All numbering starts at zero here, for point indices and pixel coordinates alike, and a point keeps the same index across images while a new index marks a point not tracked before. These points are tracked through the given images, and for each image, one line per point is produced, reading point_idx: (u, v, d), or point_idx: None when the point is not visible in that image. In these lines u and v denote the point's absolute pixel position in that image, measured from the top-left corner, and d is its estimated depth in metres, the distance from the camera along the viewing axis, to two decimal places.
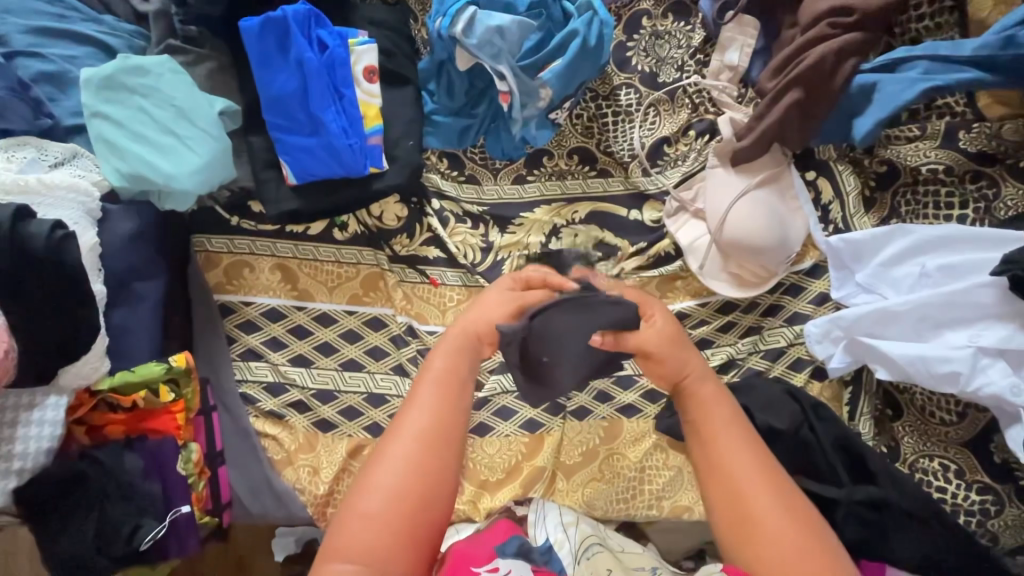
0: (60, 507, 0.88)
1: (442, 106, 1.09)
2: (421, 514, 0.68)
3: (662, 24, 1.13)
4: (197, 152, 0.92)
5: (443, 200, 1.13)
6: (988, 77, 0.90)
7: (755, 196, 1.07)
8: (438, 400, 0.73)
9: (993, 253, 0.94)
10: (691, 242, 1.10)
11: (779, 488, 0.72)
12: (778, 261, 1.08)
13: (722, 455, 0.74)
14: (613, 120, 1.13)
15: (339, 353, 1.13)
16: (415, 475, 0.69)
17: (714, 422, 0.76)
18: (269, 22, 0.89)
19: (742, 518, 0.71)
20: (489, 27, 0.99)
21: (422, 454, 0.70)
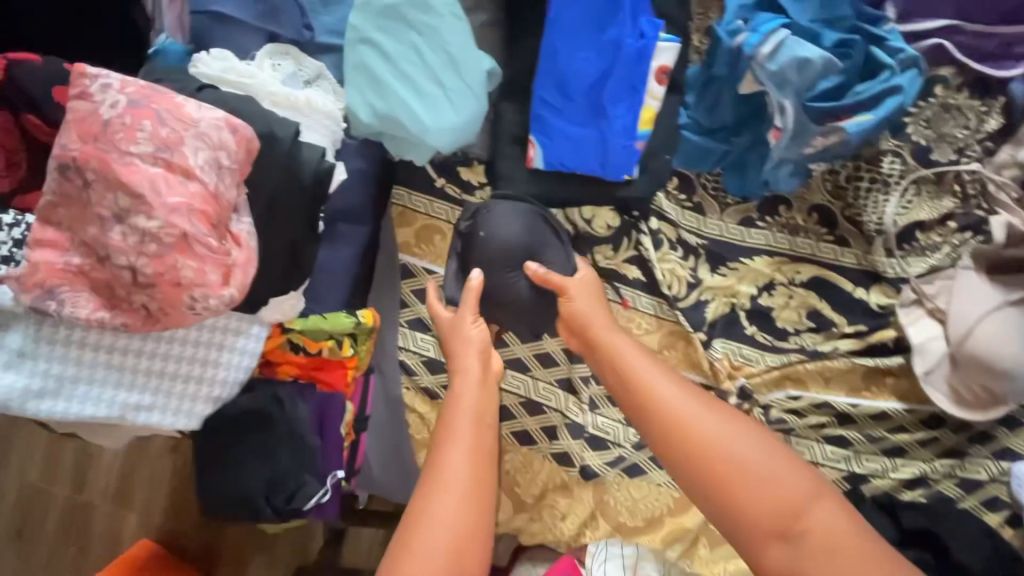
0: (239, 444, 0.86)
1: (695, 122, 0.99)
2: (478, 547, 0.70)
3: (954, 97, 1.01)
4: (457, 109, 0.85)
5: (661, 222, 1.04)
6: None
7: (1010, 314, 0.95)
8: (473, 438, 0.76)
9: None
10: (922, 343, 0.99)
11: (699, 396, 0.74)
12: (1018, 391, 0.94)
13: (696, 430, 0.70)
14: (868, 187, 1.02)
15: (508, 349, 1.06)
16: (469, 509, 0.71)
17: (627, 351, 0.80)
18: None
19: (690, 458, 0.70)
20: (795, 57, 0.88)
21: (473, 489, 0.72)
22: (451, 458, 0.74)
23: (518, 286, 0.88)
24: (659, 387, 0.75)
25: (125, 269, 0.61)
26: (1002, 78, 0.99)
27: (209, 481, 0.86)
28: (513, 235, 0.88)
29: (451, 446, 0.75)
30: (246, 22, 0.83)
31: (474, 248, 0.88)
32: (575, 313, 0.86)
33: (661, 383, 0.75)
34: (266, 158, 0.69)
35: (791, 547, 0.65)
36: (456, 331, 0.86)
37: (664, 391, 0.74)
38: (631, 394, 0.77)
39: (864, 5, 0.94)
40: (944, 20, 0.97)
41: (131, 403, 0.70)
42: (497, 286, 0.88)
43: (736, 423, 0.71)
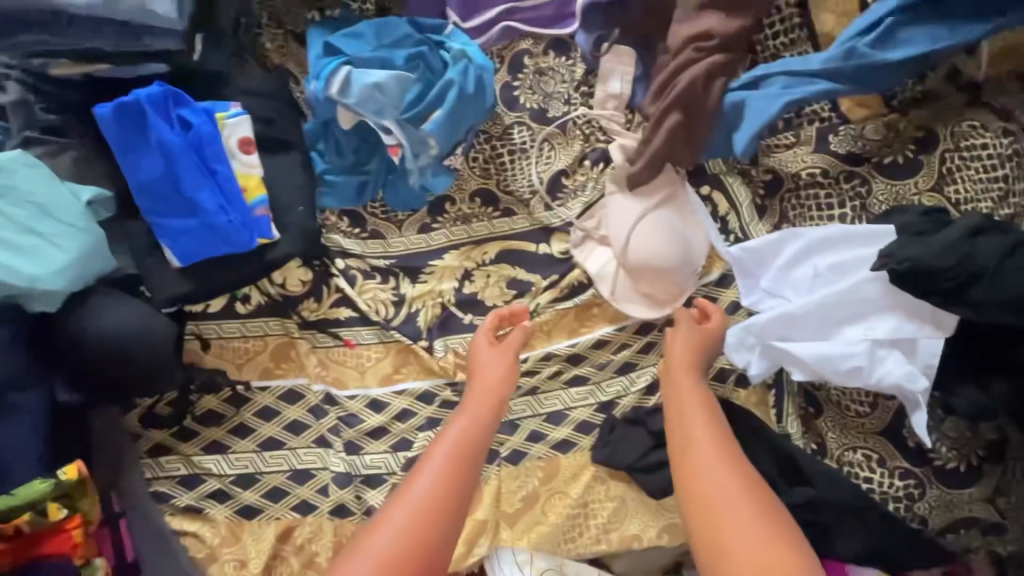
0: None
1: (334, 165, 1.07)
2: (430, 556, 0.79)
3: (545, 60, 1.16)
4: (64, 248, 0.87)
5: (348, 259, 1.11)
6: (838, 87, 0.94)
7: (654, 218, 1.08)
8: (445, 487, 0.83)
9: (872, 246, 0.97)
10: (600, 270, 1.11)
11: (731, 453, 0.85)
12: (684, 278, 1.09)
13: (696, 447, 0.86)
14: (510, 158, 1.14)
15: (257, 433, 1.07)
16: (410, 538, 0.79)
17: (690, 410, 0.90)
18: (124, 109, 0.85)
19: (692, 480, 0.84)
20: (366, 85, 0.98)
21: (432, 504, 0.82)
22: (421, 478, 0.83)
23: (91, 356, 0.92)
24: (687, 409, 0.91)
25: None
26: (569, 34, 1.15)
27: None
28: (127, 325, 0.93)
29: (414, 480, 0.84)
30: None
31: (60, 326, 0.91)
32: (677, 360, 0.97)
33: (698, 416, 0.89)
34: None
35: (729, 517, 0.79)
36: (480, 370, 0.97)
37: (702, 423, 0.88)
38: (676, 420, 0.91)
39: (422, 19, 1.07)
40: (500, 6, 1.11)
41: None
42: (90, 374, 0.94)
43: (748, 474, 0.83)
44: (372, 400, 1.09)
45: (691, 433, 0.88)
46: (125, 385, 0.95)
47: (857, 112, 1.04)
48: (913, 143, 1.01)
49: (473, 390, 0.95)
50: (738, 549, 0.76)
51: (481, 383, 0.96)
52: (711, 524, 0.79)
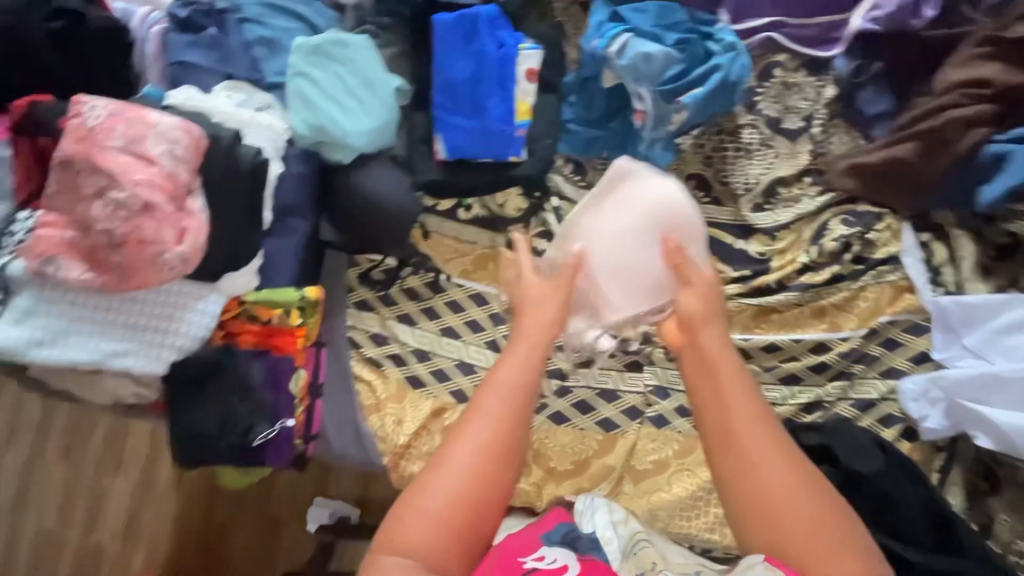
0: (196, 392, 1.01)
1: (578, 116, 1.19)
2: (491, 491, 0.75)
3: (794, 76, 1.21)
4: (371, 116, 1.08)
5: (562, 200, 1.23)
6: None
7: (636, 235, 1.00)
8: (499, 410, 0.78)
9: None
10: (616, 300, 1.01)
11: (772, 426, 0.78)
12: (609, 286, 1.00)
13: (737, 424, 0.78)
14: (733, 154, 1.21)
15: (441, 320, 1.22)
16: (474, 480, 0.74)
17: (730, 386, 0.80)
18: (459, 20, 1.04)
19: (741, 466, 0.76)
20: (639, 53, 1.10)
21: (491, 439, 0.76)
22: (487, 401, 0.78)
23: (354, 209, 1.12)
24: (726, 388, 0.80)
25: (104, 234, 0.81)
26: (829, 57, 1.20)
27: (177, 422, 1.01)
28: (389, 192, 1.11)
29: (473, 420, 0.77)
30: (206, 66, 1.08)
31: (338, 176, 1.12)
32: (684, 311, 0.87)
33: (734, 394, 0.79)
34: (210, 154, 0.90)
35: (785, 507, 0.73)
36: (523, 292, 0.91)
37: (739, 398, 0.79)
38: (709, 394, 0.81)
39: (697, 11, 1.18)
40: (770, 16, 1.20)
41: (111, 349, 0.89)
42: (345, 223, 1.13)
43: (797, 460, 0.77)
44: None
45: (730, 408, 0.79)
46: (363, 241, 1.14)
47: None
48: None
49: (525, 318, 0.87)
50: (791, 534, 0.72)
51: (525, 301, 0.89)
52: (762, 513, 0.74)
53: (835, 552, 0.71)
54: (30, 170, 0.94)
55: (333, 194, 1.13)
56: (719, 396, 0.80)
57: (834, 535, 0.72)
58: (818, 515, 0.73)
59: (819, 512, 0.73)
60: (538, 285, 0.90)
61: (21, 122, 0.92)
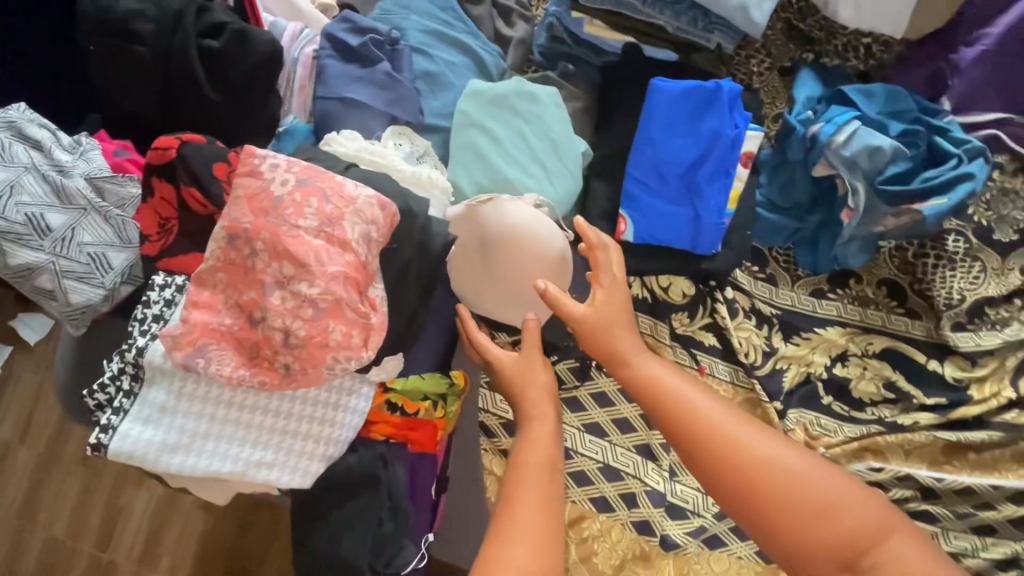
0: (338, 509, 0.85)
1: (770, 201, 1.05)
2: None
3: (1013, 181, 1.06)
4: (553, 186, 0.92)
5: (736, 291, 1.08)
6: None
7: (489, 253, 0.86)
8: (545, 488, 0.73)
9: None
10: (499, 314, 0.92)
11: (740, 417, 0.77)
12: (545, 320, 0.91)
13: (714, 422, 0.76)
14: (933, 263, 1.06)
15: (585, 413, 1.07)
16: (541, 551, 0.66)
17: (679, 387, 0.80)
18: (687, 90, 0.91)
19: (732, 468, 0.74)
20: (868, 144, 0.96)
21: (540, 531, 0.68)
22: (517, 489, 0.73)
23: None
24: (687, 395, 0.79)
25: (279, 331, 0.65)
26: None
27: (312, 544, 0.86)
28: None
29: (515, 512, 0.70)
30: (370, 105, 0.90)
31: None
32: (609, 319, 0.84)
33: (710, 426, 0.76)
34: (397, 230, 0.75)
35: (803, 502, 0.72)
36: (527, 384, 0.85)
37: (718, 419, 0.76)
38: (683, 428, 0.77)
39: (922, 99, 1.04)
40: (997, 112, 1.04)
41: (254, 459, 0.72)
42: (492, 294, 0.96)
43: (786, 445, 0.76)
44: None
45: (699, 410, 0.77)
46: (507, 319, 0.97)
47: None
48: None
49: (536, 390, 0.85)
50: (799, 513, 0.72)
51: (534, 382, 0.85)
52: (769, 505, 0.72)
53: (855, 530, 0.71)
54: (158, 217, 0.76)
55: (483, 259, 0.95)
56: (695, 439, 0.76)
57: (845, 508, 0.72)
58: (830, 490, 0.73)
59: (835, 500, 0.72)
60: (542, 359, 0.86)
61: (166, 164, 0.75)
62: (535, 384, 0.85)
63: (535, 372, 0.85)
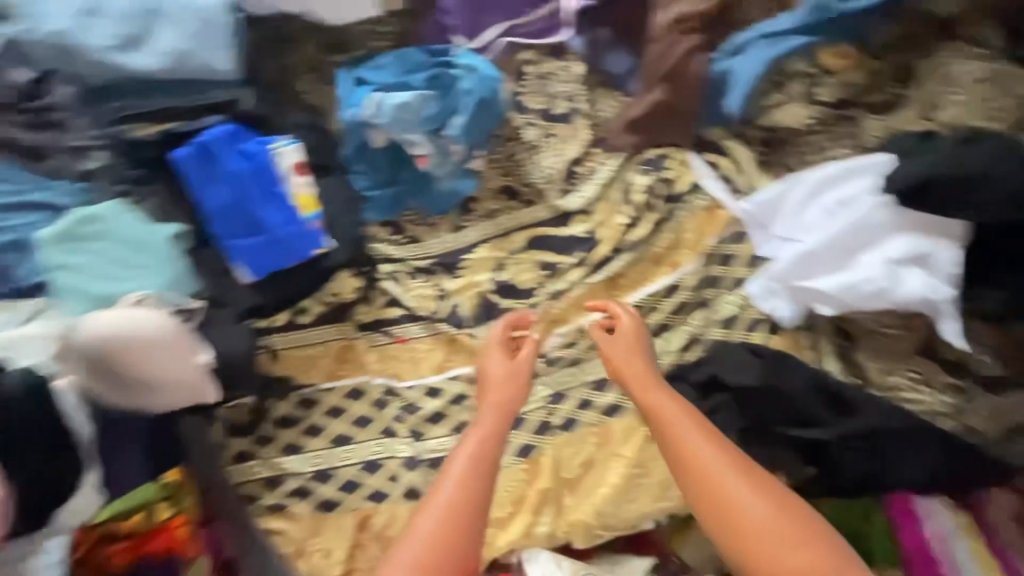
0: None
1: (371, 181, 1.20)
2: (455, 552, 0.85)
3: (545, 66, 1.28)
4: (155, 275, 1.01)
5: (393, 263, 1.22)
6: (815, 39, 1.14)
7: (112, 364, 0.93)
8: (482, 471, 0.92)
9: (953, 241, 0.96)
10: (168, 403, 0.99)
11: (735, 464, 0.85)
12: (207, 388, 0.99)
13: (704, 464, 0.86)
14: (524, 154, 1.26)
15: (328, 431, 1.16)
16: (439, 538, 0.85)
17: (682, 427, 0.89)
18: (203, 148, 1.03)
19: (718, 510, 0.83)
20: (392, 105, 1.12)
21: (449, 511, 0.88)
22: (452, 468, 0.92)
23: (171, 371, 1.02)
24: (680, 433, 0.89)
25: None
26: (563, 41, 1.28)
27: None
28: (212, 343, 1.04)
29: (442, 485, 0.90)
30: None
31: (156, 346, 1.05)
32: (495, 370, 1.05)
33: (690, 436, 0.88)
34: None
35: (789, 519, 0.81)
36: (485, 369, 1.05)
37: (707, 457, 0.86)
38: (690, 474, 0.86)
39: (425, 46, 1.21)
40: (500, 24, 1.27)
41: None
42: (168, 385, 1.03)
43: (742, 464, 0.86)
44: (430, 388, 1.17)
45: (699, 454, 0.86)
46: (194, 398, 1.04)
47: (837, 62, 1.12)
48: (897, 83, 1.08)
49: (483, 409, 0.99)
50: (755, 533, 0.80)
51: (487, 401, 1.00)
52: (721, 519, 0.82)
53: (789, 543, 0.79)
54: None
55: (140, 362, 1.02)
56: (677, 445, 0.88)
57: (805, 525, 0.81)
58: (771, 506, 0.82)
59: (782, 529, 0.80)
60: (498, 376, 1.03)
61: None
62: (499, 372, 1.04)
63: (493, 354, 1.06)
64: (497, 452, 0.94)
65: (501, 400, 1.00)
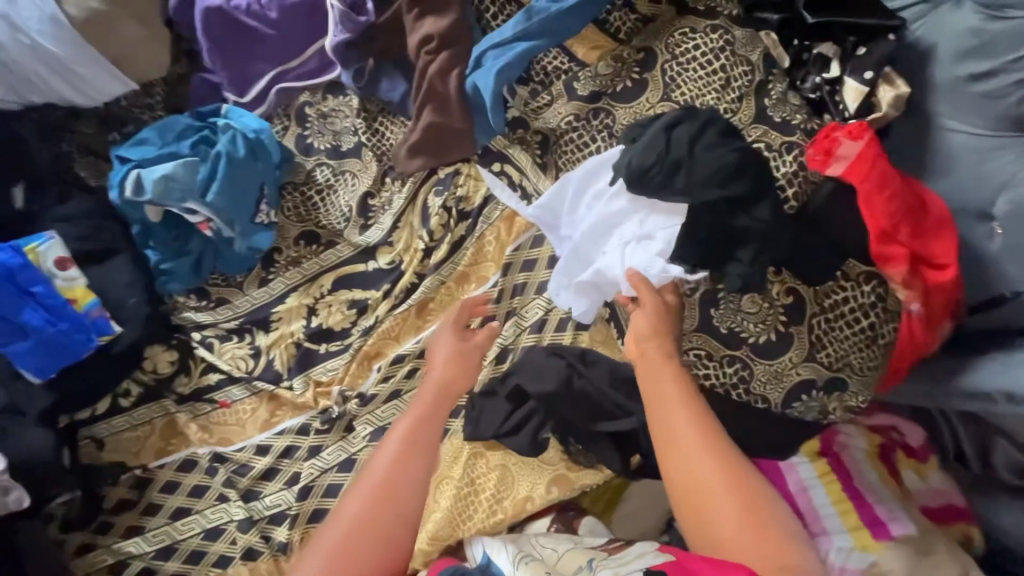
0: None
1: (163, 254, 1.20)
2: (359, 554, 0.89)
3: (325, 105, 1.29)
4: None
5: (204, 330, 1.23)
6: (538, 42, 1.08)
7: None
8: (408, 476, 0.95)
9: (677, 219, 0.97)
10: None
11: (716, 449, 0.84)
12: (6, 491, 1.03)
13: (687, 452, 0.84)
14: (319, 197, 1.27)
15: (166, 506, 1.17)
16: (356, 527, 0.90)
17: (672, 401, 0.88)
18: None
19: (695, 497, 0.82)
20: (155, 178, 1.12)
21: (365, 513, 0.92)
22: (375, 464, 0.97)
23: None
24: (675, 413, 0.87)
25: None
26: (335, 77, 1.27)
27: None
28: (15, 449, 1.05)
29: (348, 500, 0.94)
30: None
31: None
32: (447, 376, 1.05)
33: (665, 385, 0.90)
34: None
35: (726, 517, 0.80)
36: (433, 364, 1.08)
37: (695, 454, 0.84)
38: (673, 460, 0.85)
39: (189, 111, 1.22)
40: (269, 72, 1.27)
41: None
42: None
43: (721, 454, 0.84)
44: (259, 446, 1.18)
45: (680, 439, 0.85)
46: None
47: (593, 54, 1.14)
48: (637, 66, 1.08)
49: (426, 390, 1.04)
50: (725, 522, 0.80)
51: (430, 381, 1.05)
52: (706, 519, 0.81)
53: (759, 536, 0.79)
54: None
55: None
56: (653, 393, 0.90)
57: (759, 519, 0.80)
58: (743, 500, 0.81)
59: (736, 523, 0.80)
60: (441, 359, 1.07)
61: None
62: (447, 362, 1.07)
63: (439, 358, 1.08)
64: (430, 433, 0.99)
65: (443, 407, 1.03)
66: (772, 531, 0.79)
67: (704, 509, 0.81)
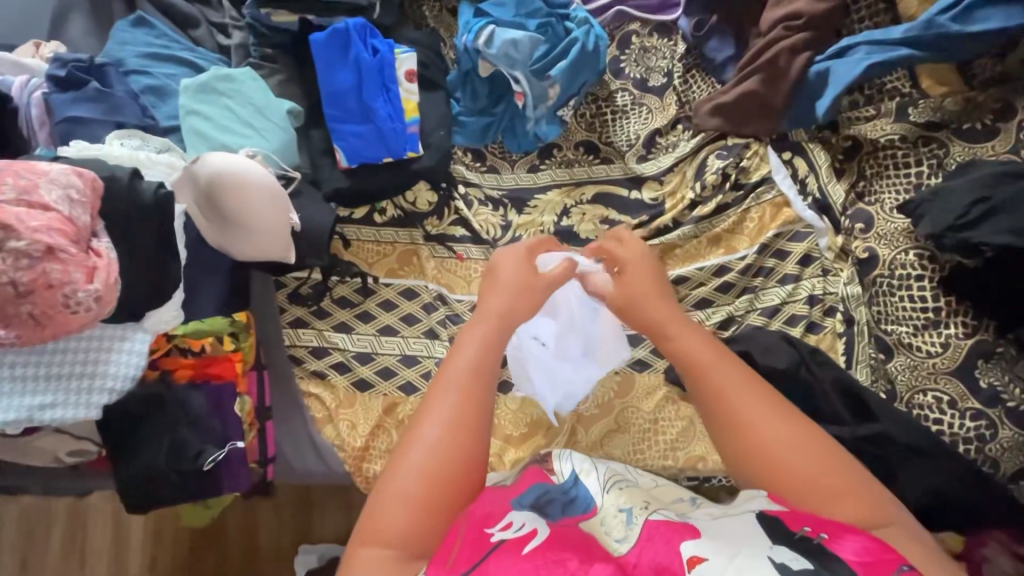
0: (133, 432, 1.01)
1: (467, 108, 1.30)
2: (457, 478, 0.73)
3: (649, 40, 1.36)
4: (269, 140, 1.15)
5: (468, 187, 1.31)
6: (919, 52, 1.14)
7: (222, 189, 1.04)
8: (478, 392, 0.79)
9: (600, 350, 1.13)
10: (240, 244, 1.09)
11: (765, 396, 0.78)
12: (279, 241, 1.10)
13: (733, 402, 0.77)
14: (612, 117, 1.34)
15: (377, 320, 1.25)
16: (445, 452, 0.73)
17: (706, 355, 0.82)
18: (335, 34, 1.18)
19: (751, 449, 0.75)
20: (505, 40, 1.22)
21: (448, 439, 0.74)
22: (450, 375, 0.79)
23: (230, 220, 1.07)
24: (710, 361, 0.81)
25: (8, 285, 0.82)
26: (672, 20, 1.35)
27: (122, 463, 1.00)
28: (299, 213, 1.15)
29: (427, 419, 0.76)
30: (94, 118, 1.09)
31: None
32: (506, 296, 0.89)
33: (712, 362, 0.81)
34: (112, 195, 0.93)
35: (800, 468, 0.73)
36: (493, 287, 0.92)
37: (744, 404, 0.77)
38: (718, 412, 0.78)
39: None
40: None
41: (36, 403, 0.91)
42: (222, 234, 1.10)
43: (776, 404, 0.78)
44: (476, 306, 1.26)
45: (721, 389, 0.79)
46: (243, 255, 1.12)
47: (936, 89, 1.16)
48: (991, 113, 1.12)
49: (487, 307, 0.88)
50: (796, 475, 0.72)
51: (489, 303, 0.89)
52: (774, 476, 0.73)
53: (835, 485, 0.72)
54: None
55: (205, 205, 1.07)
56: (700, 366, 0.81)
57: (835, 464, 0.73)
58: (807, 445, 0.74)
59: (810, 469, 0.72)
60: (506, 283, 0.91)
61: None
62: (513, 282, 0.91)
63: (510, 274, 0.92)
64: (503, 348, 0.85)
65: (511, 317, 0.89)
66: (856, 485, 0.72)
67: (771, 463, 0.74)
